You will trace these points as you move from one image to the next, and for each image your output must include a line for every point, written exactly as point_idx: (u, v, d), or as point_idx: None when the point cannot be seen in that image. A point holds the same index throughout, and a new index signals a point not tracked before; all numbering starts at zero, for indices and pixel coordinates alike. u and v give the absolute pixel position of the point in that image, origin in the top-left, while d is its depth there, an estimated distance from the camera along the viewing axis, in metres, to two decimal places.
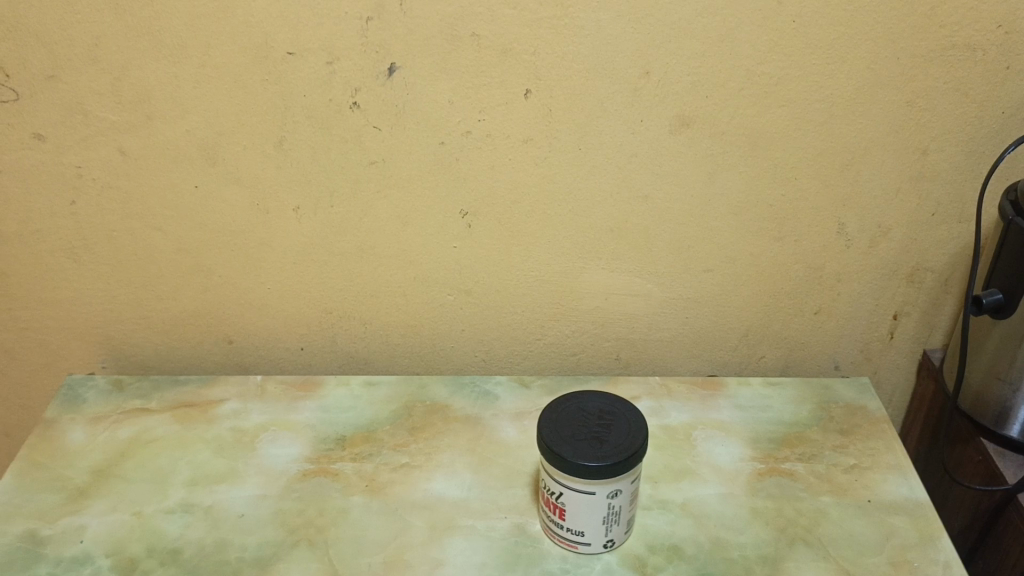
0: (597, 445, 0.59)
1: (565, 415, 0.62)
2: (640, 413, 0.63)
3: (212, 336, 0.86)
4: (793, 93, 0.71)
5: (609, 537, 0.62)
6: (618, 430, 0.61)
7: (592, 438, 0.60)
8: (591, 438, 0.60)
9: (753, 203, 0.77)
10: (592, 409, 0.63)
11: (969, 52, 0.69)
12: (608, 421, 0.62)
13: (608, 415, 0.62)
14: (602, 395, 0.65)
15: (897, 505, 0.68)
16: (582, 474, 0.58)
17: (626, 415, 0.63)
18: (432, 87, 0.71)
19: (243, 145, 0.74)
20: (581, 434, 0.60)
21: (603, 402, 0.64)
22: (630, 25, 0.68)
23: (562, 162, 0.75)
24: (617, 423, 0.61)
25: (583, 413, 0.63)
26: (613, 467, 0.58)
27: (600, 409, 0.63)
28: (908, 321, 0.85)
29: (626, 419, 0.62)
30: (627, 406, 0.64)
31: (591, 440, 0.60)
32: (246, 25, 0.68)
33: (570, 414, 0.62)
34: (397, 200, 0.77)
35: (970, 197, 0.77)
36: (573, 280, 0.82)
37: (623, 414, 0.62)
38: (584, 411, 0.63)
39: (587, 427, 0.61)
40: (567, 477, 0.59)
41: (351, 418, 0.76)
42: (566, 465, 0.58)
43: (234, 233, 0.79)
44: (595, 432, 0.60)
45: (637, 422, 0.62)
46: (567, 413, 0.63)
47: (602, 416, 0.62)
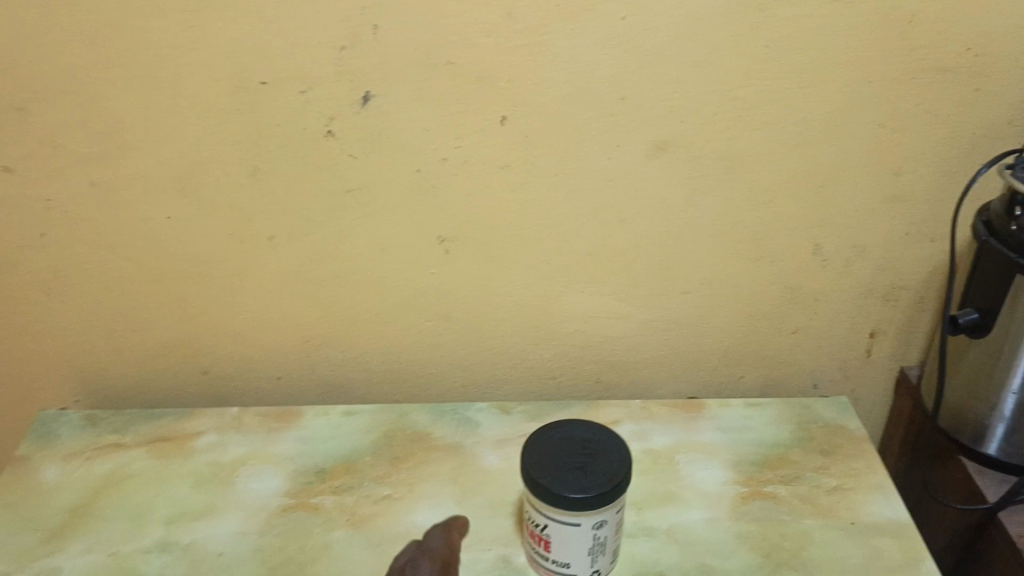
0: (581, 475, 0.59)
1: (549, 444, 0.62)
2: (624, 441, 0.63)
3: (187, 367, 0.85)
4: (767, 117, 0.72)
5: (595, 568, 0.62)
6: (602, 459, 0.60)
7: (576, 468, 0.60)
8: (575, 468, 0.59)
9: (730, 225, 0.78)
10: (576, 437, 0.62)
11: (939, 75, 0.70)
12: (592, 449, 0.61)
13: (592, 444, 0.62)
14: (586, 422, 0.64)
15: (881, 526, 0.68)
16: (566, 507, 0.58)
17: (609, 442, 0.62)
18: (409, 115, 0.70)
19: (217, 175, 0.73)
20: (565, 464, 0.60)
21: (587, 430, 0.63)
22: (606, 51, 0.68)
23: (540, 187, 0.75)
24: (601, 452, 0.61)
25: (567, 442, 0.62)
26: (597, 498, 0.57)
27: (583, 437, 0.63)
28: (885, 338, 0.86)
29: (610, 447, 0.62)
30: (610, 433, 0.63)
31: (575, 471, 0.59)
32: (219, 55, 0.67)
33: (554, 443, 0.62)
34: (375, 228, 0.76)
35: (944, 216, 0.78)
36: (552, 304, 0.82)
37: (607, 442, 0.62)
38: (568, 439, 0.62)
39: (572, 457, 0.60)
40: (551, 508, 0.59)
41: (331, 449, 0.75)
42: (550, 497, 0.58)
43: (209, 263, 0.78)
44: (579, 462, 0.60)
45: (622, 451, 0.61)
46: (551, 442, 0.62)
47: (586, 444, 0.62)
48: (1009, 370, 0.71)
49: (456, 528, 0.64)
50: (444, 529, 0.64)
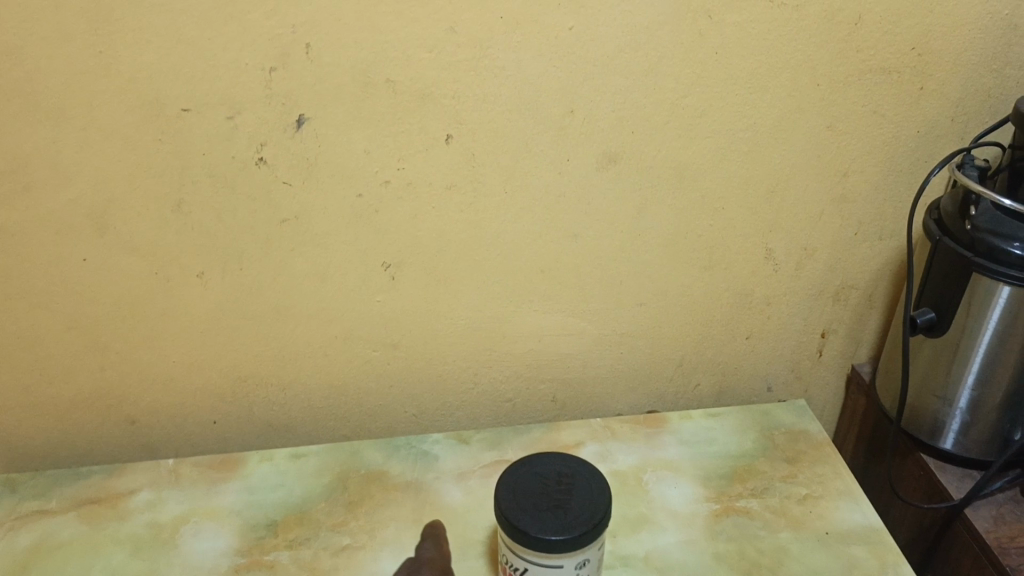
0: (560, 514, 0.56)
1: (522, 481, 0.59)
2: (600, 473, 0.61)
3: (112, 417, 0.78)
4: (717, 124, 0.70)
5: None
6: (580, 495, 0.58)
7: (554, 506, 0.57)
8: (553, 507, 0.57)
9: (683, 235, 0.76)
10: (550, 473, 0.60)
11: (884, 75, 0.70)
12: (567, 485, 0.59)
13: (567, 478, 0.60)
14: (557, 456, 0.62)
15: (855, 533, 0.67)
16: (546, 549, 0.55)
17: (585, 476, 0.60)
18: (346, 137, 0.65)
19: (137, 211, 0.67)
20: (542, 503, 0.57)
21: (561, 464, 0.61)
22: (553, 63, 0.65)
23: (488, 206, 0.71)
24: (577, 487, 0.59)
25: (541, 478, 0.60)
26: (578, 538, 0.55)
27: (557, 472, 0.60)
28: (836, 337, 0.86)
29: (586, 481, 0.59)
30: (584, 465, 0.61)
31: (554, 509, 0.57)
32: (134, 82, 0.61)
33: (528, 481, 0.59)
34: (313, 257, 0.71)
35: (890, 215, 0.78)
36: (504, 324, 0.79)
37: (582, 476, 0.60)
38: (542, 476, 0.60)
39: (548, 496, 0.58)
40: (531, 550, 0.56)
41: (281, 498, 0.70)
42: (530, 540, 0.55)
43: (132, 306, 0.72)
44: (557, 499, 0.58)
45: (599, 485, 0.59)
46: (524, 479, 0.59)
47: (561, 479, 0.59)
48: (965, 366, 0.72)
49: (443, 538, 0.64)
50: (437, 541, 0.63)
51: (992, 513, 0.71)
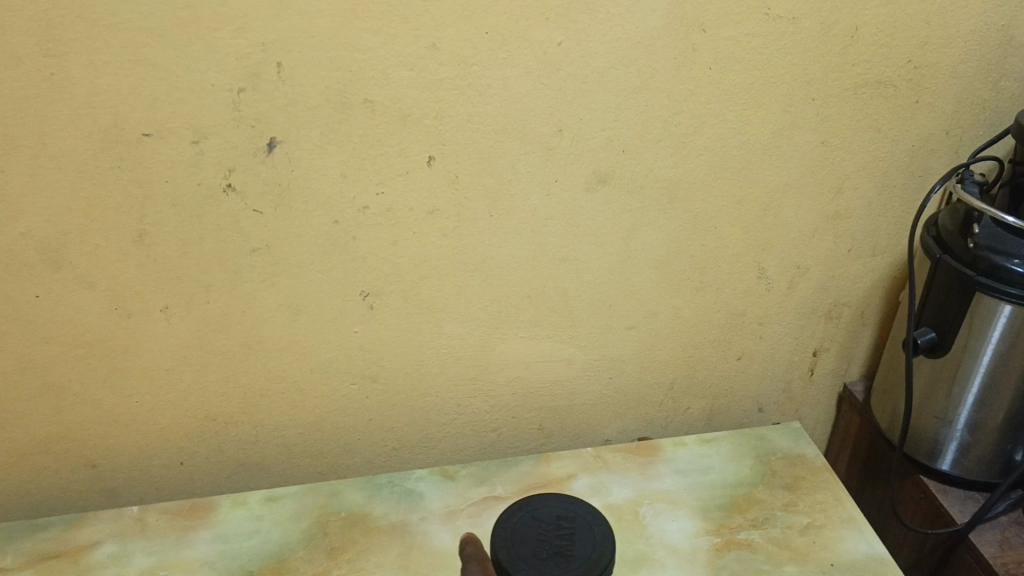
0: (564, 562, 0.56)
1: (522, 528, 0.59)
2: (598, 515, 0.60)
3: (70, 462, 0.73)
4: (710, 141, 0.67)
5: None
6: (582, 540, 0.57)
7: (557, 554, 0.56)
8: (556, 555, 0.56)
9: (674, 255, 0.73)
10: (549, 517, 0.60)
11: (880, 89, 0.67)
12: (568, 530, 0.58)
13: (567, 522, 0.59)
14: (557, 496, 0.61)
15: (860, 564, 0.65)
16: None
17: (586, 519, 0.59)
18: (321, 161, 0.61)
19: (95, 243, 0.62)
20: (544, 550, 0.56)
21: (560, 506, 0.61)
22: (540, 81, 0.61)
23: (472, 231, 0.67)
24: (579, 532, 0.58)
25: (540, 522, 0.59)
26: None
27: (558, 516, 0.60)
28: (827, 355, 0.84)
29: (587, 525, 0.59)
30: (584, 507, 0.61)
31: (557, 557, 0.56)
32: (90, 106, 0.56)
33: (527, 527, 0.59)
34: (287, 288, 0.67)
35: (884, 230, 0.76)
36: (489, 352, 0.75)
37: (583, 519, 0.59)
38: (540, 518, 0.60)
39: (549, 542, 0.57)
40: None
41: (256, 547, 0.66)
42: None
43: (91, 344, 0.67)
44: (558, 546, 0.57)
45: (599, 529, 0.58)
46: (523, 525, 0.59)
47: (561, 524, 0.59)
48: (966, 386, 0.69)
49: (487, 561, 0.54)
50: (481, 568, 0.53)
51: (997, 537, 0.69)
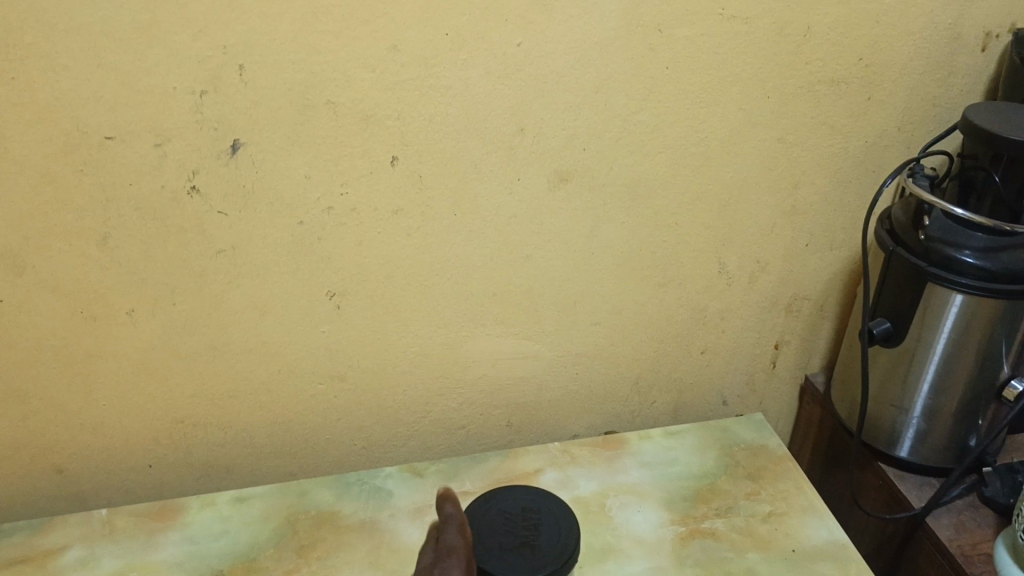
0: (530, 553, 0.59)
1: (488, 519, 0.62)
2: (564, 508, 0.63)
3: (36, 467, 0.73)
4: (668, 139, 0.68)
5: None
6: (546, 533, 0.61)
7: (522, 543, 0.60)
8: (521, 545, 0.59)
9: (636, 252, 0.74)
10: (512, 509, 0.63)
11: (833, 87, 0.69)
12: (534, 522, 0.62)
13: (532, 515, 0.62)
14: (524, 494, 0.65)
15: (821, 550, 0.66)
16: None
17: (554, 514, 0.62)
18: (285, 163, 0.62)
19: (59, 247, 0.62)
20: (508, 541, 0.60)
21: (527, 501, 0.64)
22: (501, 82, 0.62)
23: (436, 230, 0.68)
24: (544, 525, 0.61)
25: (506, 514, 0.63)
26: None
27: (522, 508, 0.63)
28: (788, 348, 0.85)
29: (552, 518, 0.62)
30: (550, 501, 0.64)
31: (523, 548, 0.59)
32: (50, 110, 0.56)
33: (493, 520, 0.62)
34: (252, 289, 0.67)
35: (840, 225, 0.78)
36: (456, 350, 0.76)
37: (548, 513, 0.63)
38: (505, 514, 0.63)
39: (515, 533, 0.60)
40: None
41: (225, 547, 0.66)
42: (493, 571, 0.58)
43: (56, 348, 0.67)
44: (524, 536, 0.60)
45: (567, 525, 0.61)
46: (489, 518, 0.62)
47: (525, 516, 0.62)
48: (920, 374, 0.71)
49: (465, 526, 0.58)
50: (458, 529, 0.57)
51: (953, 521, 0.71)
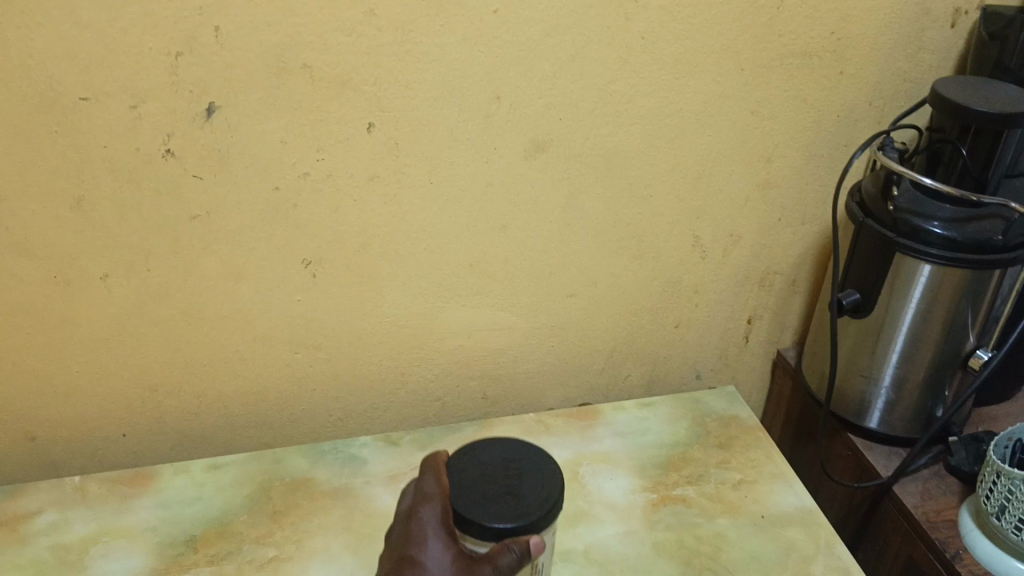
0: (513, 502, 0.50)
1: (465, 471, 0.52)
2: (546, 454, 0.54)
3: (10, 434, 0.72)
4: (644, 110, 0.69)
5: None
6: (532, 479, 0.51)
7: (504, 495, 0.50)
8: (504, 495, 0.50)
9: (611, 224, 0.75)
10: (495, 459, 0.52)
11: (806, 60, 0.70)
12: (517, 469, 0.52)
13: (515, 463, 0.52)
14: (505, 440, 0.54)
15: (790, 516, 0.68)
16: (497, 537, 0.48)
17: (535, 460, 0.53)
18: (261, 126, 0.62)
19: (32, 209, 0.62)
20: (489, 491, 0.50)
21: (507, 450, 0.53)
22: (478, 48, 0.62)
23: (412, 199, 0.69)
24: (529, 471, 0.52)
25: (485, 465, 0.52)
26: (532, 527, 0.48)
27: (504, 457, 0.53)
28: (761, 323, 0.87)
29: (536, 464, 0.52)
30: (533, 448, 0.54)
31: (506, 497, 0.50)
32: (23, 68, 0.56)
33: (471, 469, 0.52)
34: (227, 255, 0.67)
35: (812, 200, 0.79)
36: (432, 321, 0.76)
37: (532, 459, 0.53)
38: (486, 465, 0.52)
39: (497, 483, 0.51)
40: (477, 542, 0.49)
41: (199, 512, 0.66)
42: (479, 531, 0.48)
43: (29, 312, 0.67)
44: (507, 487, 0.50)
45: (548, 468, 0.52)
46: (465, 467, 0.52)
47: (509, 465, 0.52)
48: (888, 345, 0.73)
49: (446, 468, 0.53)
50: (437, 472, 0.52)
51: (919, 488, 0.72)
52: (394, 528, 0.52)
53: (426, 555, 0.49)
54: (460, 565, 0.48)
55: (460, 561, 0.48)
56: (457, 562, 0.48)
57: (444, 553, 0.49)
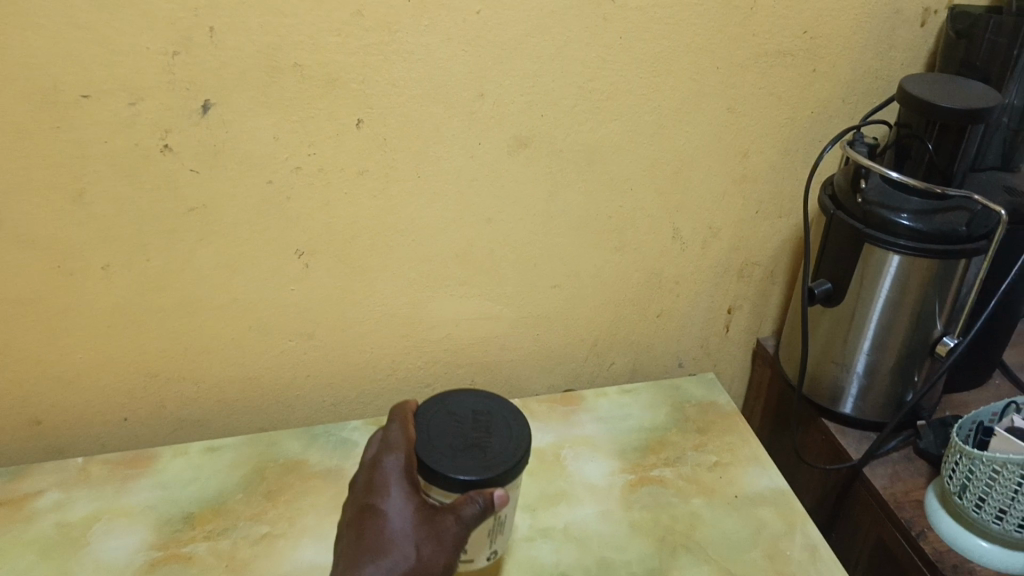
0: (479, 454, 0.54)
1: (436, 421, 0.56)
2: (513, 407, 0.58)
3: (15, 419, 0.75)
4: (623, 107, 0.72)
5: (494, 549, 0.58)
6: (498, 433, 0.55)
7: (471, 446, 0.54)
8: (471, 448, 0.54)
9: (593, 216, 0.78)
10: (464, 412, 0.57)
11: (779, 58, 0.73)
12: (485, 423, 0.56)
13: (484, 417, 0.56)
14: (476, 394, 0.58)
15: (762, 496, 0.71)
16: (462, 489, 0.52)
17: (503, 414, 0.57)
18: (254, 123, 0.65)
19: (35, 202, 0.65)
20: (457, 442, 0.54)
21: (476, 402, 0.58)
22: (461, 47, 0.65)
23: (400, 192, 0.71)
24: (496, 425, 0.56)
25: (455, 416, 0.56)
26: (497, 479, 0.52)
27: (473, 410, 0.57)
28: (741, 312, 0.90)
29: (503, 418, 0.56)
30: (501, 404, 0.58)
31: (473, 449, 0.54)
32: (27, 68, 0.59)
33: (442, 421, 0.56)
34: (222, 247, 0.70)
35: (788, 193, 0.82)
36: (421, 310, 0.79)
37: (499, 413, 0.57)
38: (456, 417, 0.56)
39: (464, 435, 0.55)
40: (444, 493, 0.53)
41: (196, 491, 0.69)
42: (445, 483, 0.52)
43: (32, 301, 0.69)
44: (474, 439, 0.55)
45: (515, 422, 0.56)
46: (437, 417, 0.56)
47: (477, 418, 0.56)
48: (859, 333, 0.76)
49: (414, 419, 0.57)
50: (404, 424, 0.56)
51: (888, 471, 0.75)
52: (360, 475, 0.56)
53: (387, 502, 0.52)
54: (420, 513, 0.52)
55: (420, 509, 0.52)
56: (417, 510, 0.52)
57: (406, 501, 0.52)
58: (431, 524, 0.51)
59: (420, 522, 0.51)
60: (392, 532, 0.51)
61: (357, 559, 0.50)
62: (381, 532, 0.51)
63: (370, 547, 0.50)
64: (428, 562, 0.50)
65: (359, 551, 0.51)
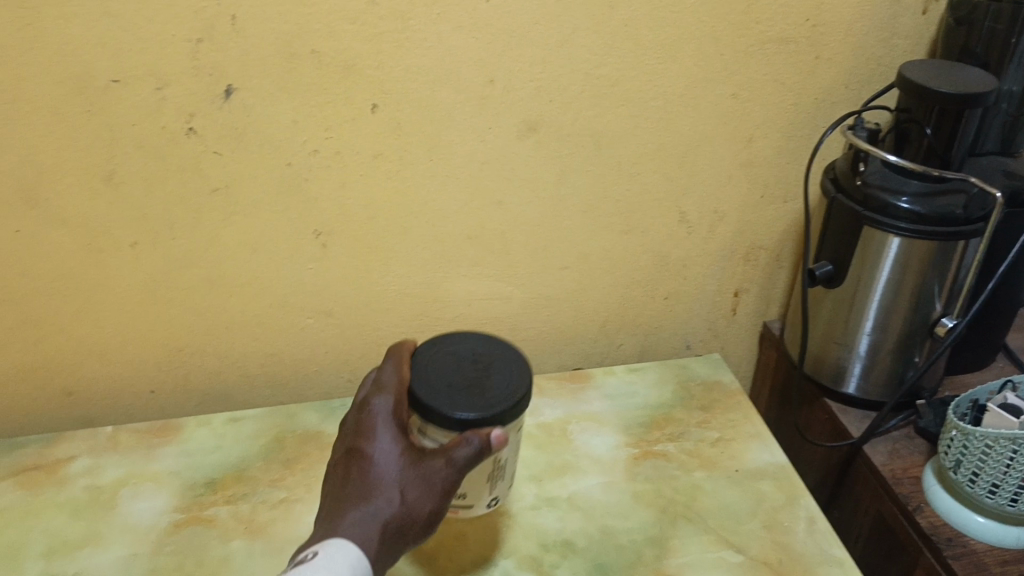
0: (478, 394, 0.56)
1: (438, 362, 0.59)
2: (515, 352, 0.61)
3: (49, 390, 0.79)
4: (629, 93, 0.74)
5: (494, 496, 0.61)
6: (497, 374, 0.58)
7: (471, 387, 0.57)
8: (470, 387, 0.57)
9: (602, 199, 0.80)
10: (465, 353, 0.60)
11: (782, 45, 0.75)
12: (485, 363, 0.59)
13: (484, 358, 0.59)
14: (478, 337, 0.62)
15: (763, 471, 0.73)
16: (458, 427, 0.55)
17: (503, 357, 0.60)
18: (274, 108, 0.68)
19: (69, 182, 0.68)
20: (457, 382, 0.57)
21: (477, 344, 0.61)
22: (471, 35, 0.68)
23: (414, 175, 0.74)
24: (496, 366, 0.59)
25: (456, 357, 0.59)
26: (494, 419, 0.55)
27: (474, 352, 0.60)
28: (747, 296, 0.92)
29: (503, 361, 0.59)
30: (501, 347, 0.61)
31: (472, 389, 0.57)
32: (62, 55, 0.62)
33: (443, 361, 0.59)
34: (245, 226, 0.74)
35: (793, 178, 0.84)
36: (435, 290, 0.82)
37: (499, 356, 0.60)
38: (456, 357, 0.59)
39: (464, 374, 0.58)
40: (442, 431, 0.56)
41: (219, 459, 0.73)
42: (444, 421, 0.55)
43: (66, 278, 0.73)
44: (474, 379, 0.57)
45: (514, 365, 0.59)
46: (440, 358, 0.59)
47: (477, 359, 0.59)
48: (860, 314, 0.77)
49: (406, 361, 0.61)
50: (397, 365, 0.60)
51: (888, 448, 0.77)
52: (352, 415, 0.60)
53: (375, 444, 0.57)
54: (407, 456, 0.56)
55: (407, 453, 0.56)
56: (404, 454, 0.56)
57: (393, 445, 0.57)
58: (418, 468, 0.55)
59: (408, 466, 0.56)
60: (381, 474, 0.56)
61: (346, 498, 0.55)
62: (371, 473, 0.56)
63: (359, 487, 0.55)
64: (412, 504, 0.54)
65: (349, 490, 0.55)
